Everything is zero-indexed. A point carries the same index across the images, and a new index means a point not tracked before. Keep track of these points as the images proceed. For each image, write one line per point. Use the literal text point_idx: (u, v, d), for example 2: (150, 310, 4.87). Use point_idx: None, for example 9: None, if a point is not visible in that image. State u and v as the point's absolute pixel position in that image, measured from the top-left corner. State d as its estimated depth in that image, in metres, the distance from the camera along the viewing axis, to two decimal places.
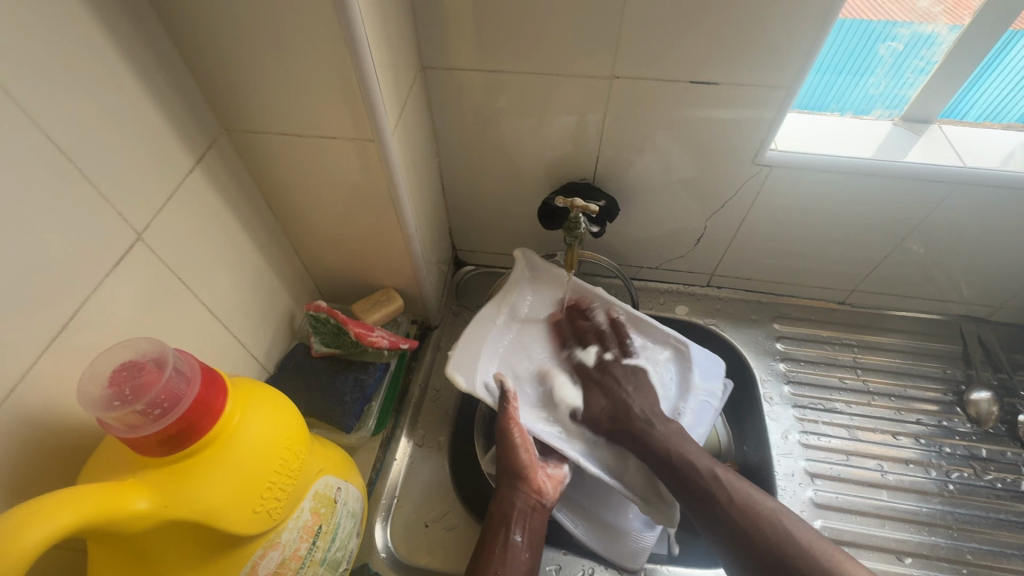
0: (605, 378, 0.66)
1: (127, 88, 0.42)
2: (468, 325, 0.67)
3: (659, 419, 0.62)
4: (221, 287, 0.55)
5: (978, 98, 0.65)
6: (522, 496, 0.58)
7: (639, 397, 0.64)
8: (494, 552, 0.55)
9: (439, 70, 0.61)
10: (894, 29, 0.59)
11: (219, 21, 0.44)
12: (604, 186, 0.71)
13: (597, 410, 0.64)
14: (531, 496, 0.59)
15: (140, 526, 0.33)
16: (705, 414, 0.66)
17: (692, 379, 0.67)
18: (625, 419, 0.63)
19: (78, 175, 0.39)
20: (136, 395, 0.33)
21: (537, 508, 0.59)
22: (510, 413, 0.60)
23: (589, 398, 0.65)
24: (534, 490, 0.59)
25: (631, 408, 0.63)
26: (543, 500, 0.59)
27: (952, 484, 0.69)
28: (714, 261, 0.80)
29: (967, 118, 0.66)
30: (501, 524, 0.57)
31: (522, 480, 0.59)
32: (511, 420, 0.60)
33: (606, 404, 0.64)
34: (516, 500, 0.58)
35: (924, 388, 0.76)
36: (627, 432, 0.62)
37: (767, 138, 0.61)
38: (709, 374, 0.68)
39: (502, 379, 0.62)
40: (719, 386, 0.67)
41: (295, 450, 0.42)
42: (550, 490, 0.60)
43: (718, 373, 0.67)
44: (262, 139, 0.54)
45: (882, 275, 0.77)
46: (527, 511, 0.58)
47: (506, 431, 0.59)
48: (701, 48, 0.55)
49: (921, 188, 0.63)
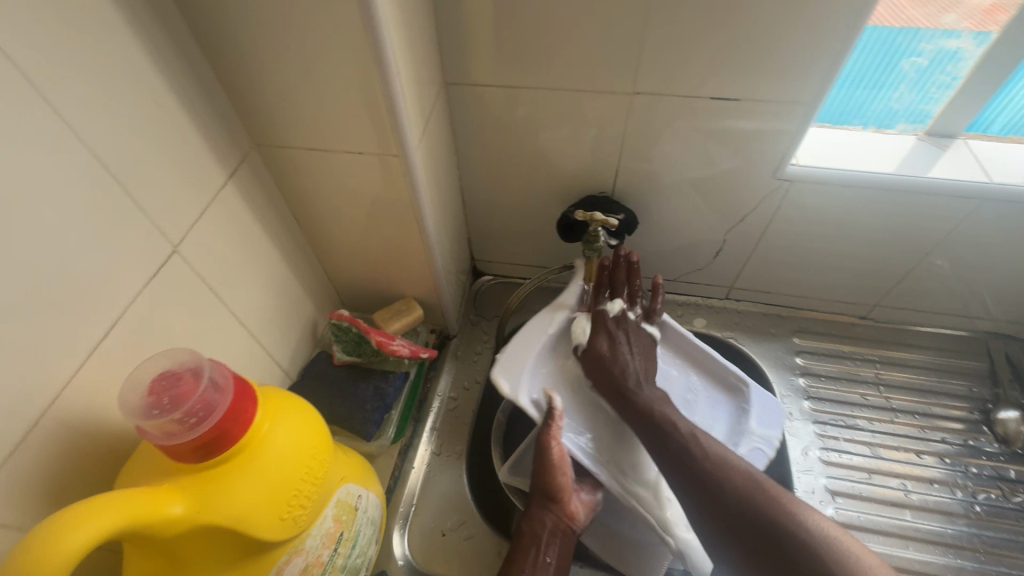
0: (619, 333, 0.64)
1: (166, 107, 0.44)
2: (521, 331, 0.66)
3: (648, 386, 0.62)
4: (249, 297, 0.57)
5: (1008, 106, 0.63)
6: (552, 517, 0.59)
7: (638, 366, 0.63)
8: (523, 570, 0.57)
9: (461, 86, 0.63)
10: (918, 44, 0.59)
11: (254, 42, 0.46)
12: (622, 199, 0.72)
13: (598, 352, 0.63)
14: (562, 520, 0.60)
15: (173, 531, 0.34)
16: (756, 460, 0.64)
17: (749, 425, 0.66)
18: (617, 377, 0.62)
19: (119, 190, 0.41)
20: (174, 404, 0.34)
21: (567, 531, 0.60)
22: (553, 431, 0.59)
23: (597, 339, 0.64)
24: (565, 514, 0.60)
25: (628, 368, 0.62)
26: (573, 527, 0.60)
27: (979, 505, 0.67)
28: (733, 274, 0.80)
29: (994, 128, 0.65)
30: (532, 541, 0.59)
31: (555, 503, 0.60)
32: (551, 440, 0.59)
33: (607, 353, 0.63)
34: (546, 520, 0.59)
35: (949, 406, 0.75)
36: (612, 388, 0.62)
37: (788, 152, 0.61)
38: (768, 421, 0.66)
39: (551, 396, 0.61)
40: (776, 435, 0.65)
41: (320, 458, 0.43)
42: (581, 517, 0.61)
43: (778, 423, 0.66)
44: (290, 154, 0.56)
45: (905, 290, 0.76)
46: (556, 533, 0.59)
47: (546, 449, 0.59)
48: (720, 65, 0.55)
49: (946, 204, 0.62)
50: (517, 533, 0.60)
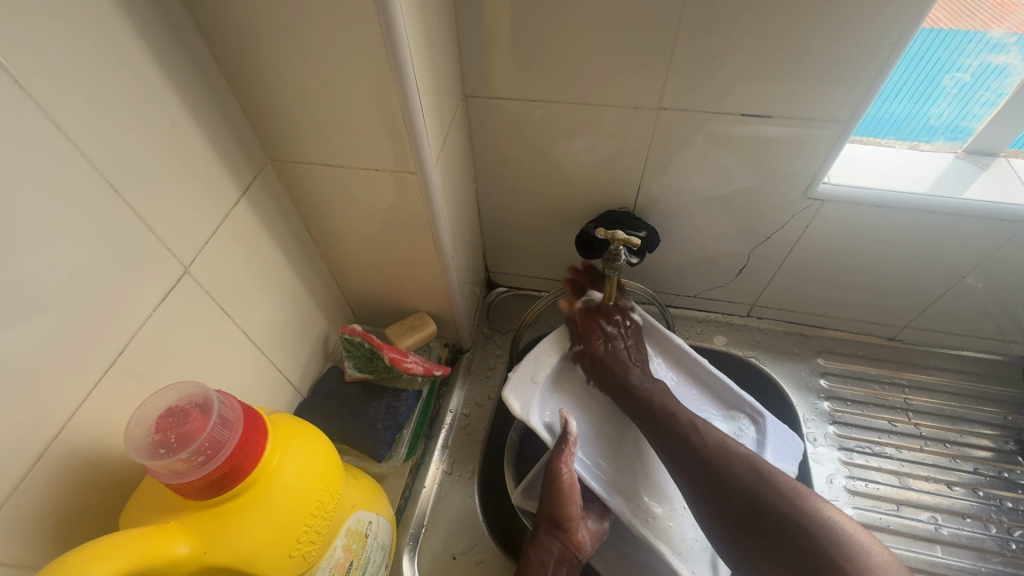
0: (610, 328, 0.67)
1: (179, 124, 0.43)
2: (532, 353, 0.66)
3: (649, 378, 0.64)
4: (260, 314, 0.56)
5: None
6: (559, 546, 0.58)
7: (637, 359, 0.66)
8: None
9: (480, 99, 0.61)
10: (962, 60, 0.56)
11: (270, 58, 0.44)
12: (643, 215, 0.69)
13: (595, 352, 0.66)
14: (569, 548, 0.58)
15: (180, 571, 0.33)
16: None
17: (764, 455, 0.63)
18: (620, 373, 0.64)
19: (130, 211, 0.40)
20: (181, 443, 0.33)
21: (571, 559, 0.58)
22: (566, 456, 0.58)
23: (592, 339, 0.66)
24: (571, 543, 0.58)
25: (628, 361, 0.65)
26: (579, 555, 0.59)
27: (1014, 543, 0.64)
28: (756, 291, 0.77)
29: None
30: (536, 569, 0.56)
31: (563, 531, 0.58)
32: (562, 463, 0.58)
33: (601, 351, 0.66)
34: (553, 548, 0.57)
35: (981, 434, 0.72)
36: (612, 382, 0.64)
37: (821, 170, 0.59)
38: (785, 455, 0.63)
39: (566, 421, 0.60)
40: (790, 470, 0.62)
41: (330, 490, 0.41)
42: (587, 546, 0.59)
43: (793, 456, 0.63)
44: (305, 169, 0.54)
45: (936, 312, 0.73)
46: (560, 560, 0.57)
47: (559, 476, 0.57)
48: (751, 81, 0.53)
49: (986, 227, 0.60)
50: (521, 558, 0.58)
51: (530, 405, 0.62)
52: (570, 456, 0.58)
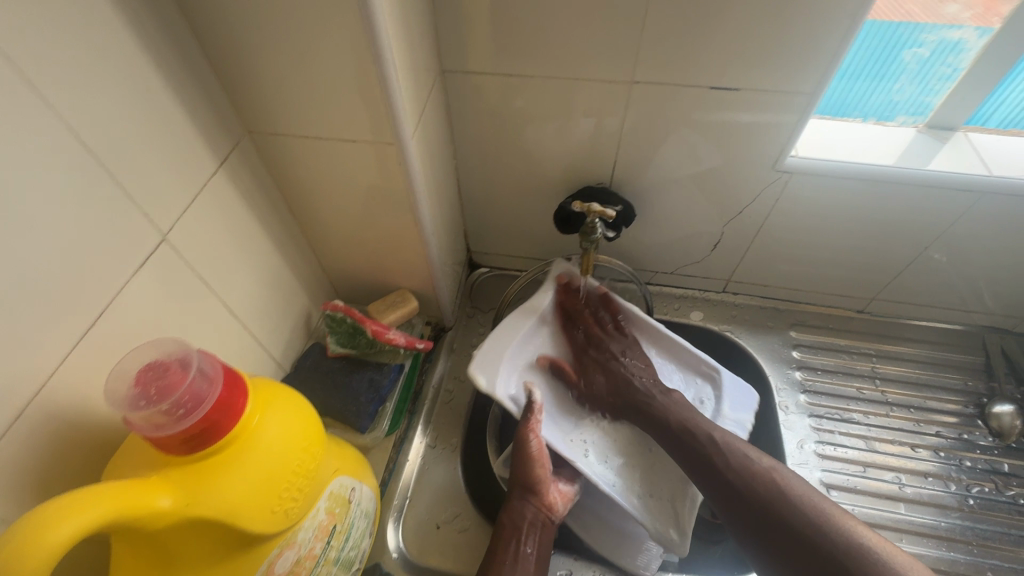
0: (603, 355, 0.69)
1: (153, 90, 0.43)
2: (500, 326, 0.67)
3: (660, 392, 0.65)
4: (240, 288, 0.56)
5: (1005, 102, 0.63)
6: (532, 509, 0.59)
7: (637, 365, 0.68)
8: (504, 563, 0.55)
9: (458, 74, 0.61)
10: (921, 35, 0.58)
11: (244, 26, 0.44)
12: (620, 190, 0.71)
13: (599, 385, 0.67)
14: (542, 511, 0.59)
15: (163, 524, 0.34)
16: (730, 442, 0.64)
17: (722, 407, 0.67)
18: (625, 393, 0.66)
19: (105, 175, 0.40)
20: (161, 395, 0.34)
21: (546, 522, 0.59)
22: (533, 424, 0.61)
23: (591, 375, 0.68)
24: (544, 505, 0.59)
25: (633, 381, 0.66)
26: (553, 517, 0.60)
27: (973, 499, 0.67)
28: (730, 267, 0.79)
29: (991, 124, 0.65)
30: (511, 534, 0.57)
31: (534, 494, 0.59)
32: (529, 430, 0.61)
33: (607, 381, 0.67)
34: (526, 511, 0.59)
35: (945, 400, 0.75)
36: (626, 403, 0.66)
37: (789, 144, 0.60)
38: (740, 405, 0.67)
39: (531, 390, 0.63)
40: (748, 419, 0.66)
41: (312, 451, 0.42)
42: (559, 507, 0.61)
43: (749, 406, 0.67)
44: (283, 142, 0.54)
45: (903, 284, 0.75)
46: (537, 525, 0.58)
47: (525, 445, 0.60)
48: (724, 53, 0.54)
49: (945, 197, 0.62)
50: (496, 525, 0.59)
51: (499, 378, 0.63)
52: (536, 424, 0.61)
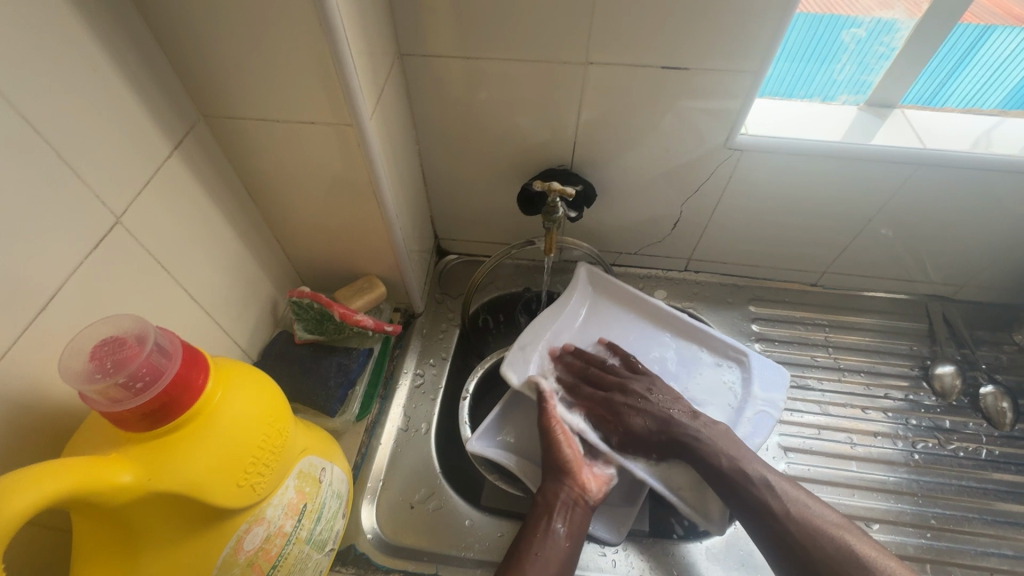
0: (631, 398, 0.66)
1: (102, 70, 0.42)
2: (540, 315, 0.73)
3: (703, 424, 0.63)
4: (202, 274, 0.55)
5: (957, 92, 0.68)
6: (566, 489, 0.60)
7: (666, 399, 0.66)
8: (534, 536, 0.57)
9: (417, 58, 0.62)
10: (856, 17, 0.62)
11: (193, 6, 0.44)
12: (581, 172, 0.73)
13: (639, 429, 0.65)
14: (574, 490, 0.60)
15: (125, 498, 0.34)
16: (763, 423, 0.66)
17: (752, 389, 0.68)
18: (668, 428, 0.63)
19: (53, 155, 0.39)
20: (117, 368, 0.34)
21: (580, 502, 0.60)
22: (551, 413, 0.65)
23: (625, 420, 0.65)
24: (577, 485, 0.61)
25: (672, 413, 0.64)
26: (587, 497, 0.61)
27: (918, 454, 0.72)
28: (691, 246, 0.82)
29: (950, 106, 0.69)
30: (544, 511, 0.59)
31: (566, 475, 0.61)
32: (551, 418, 0.65)
33: (645, 423, 0.64)
34: (560, 491, 0.60)
35: (893, 364, 0.79)
36: (672, 440, 0.63)
37: (737, 123, 0.63)
38: (769, 384, 0.68)
39: (539, 383, 0.66)
40: (779, 396, 0.67)
41: (278, 427, 0.42)
42: (594, 488, 0.62)
43: (779, 385, 0.68)
44: (240, 125, 0.54)
45: (851, 257, 0.79)
46: (570, 504, 0.59)
47: (551, 429, 0.64)
48: (674, 34, 0.56)
49: (883, 170, 0.65)
50: (532, 506, 0.61)
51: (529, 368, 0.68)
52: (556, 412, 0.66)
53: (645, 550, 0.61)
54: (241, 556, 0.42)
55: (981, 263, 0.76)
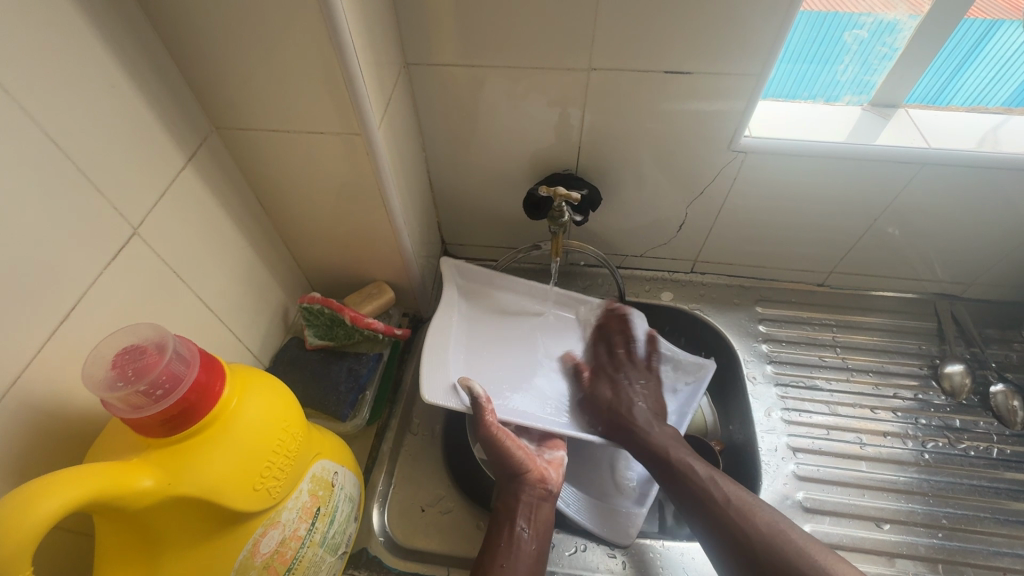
0: (618, 375, 0.69)
1: (119, 87, 0.43)
2: (425, 345, 0.65)
3: (656, 424, 0.64)
4: (215, 282, 0.57)
5: (963, 88, 0.68)
6: (525, 490, 0.59)
7: (644, 391, 0.68)
8: (498, 545, 0.56)
9: (423, 67, 0.63)
10: (858, 18, 0.62)
11: (205, 22, 0.45)
12: (586, 177, 0.73)
13: (603, 399, 0.67)
14: (537, 488, 0.59)
15: (145, 502, 0.35)
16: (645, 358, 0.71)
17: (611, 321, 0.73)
18: (625, 416, 0.65)
19: (74, 171, 0.40)
20: (138, 376, 0.35)
21: (544, 497, 0.60)
22: (488, 417, 0.59)
23: (599, 386, 0.68)
24: (538, 481, 0.60)
25: (634, 407, 0.65)
26: (549, 487, 0.60)
27: (928, 453, 0.71)
28: (696, 248, 0.82)
29: (953, 104, 0.69)
30: (507, 517, 0.58)
31: (524, 476, 0.59)
32: (490, 425, 0.59)
33: (611, 397, 0.67)
34: (521, 494, 0.59)
35: (901, 363, 0.79)
36: (623, 427, 0.64)
37: (741, 127, 0.63)
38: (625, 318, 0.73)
39: (471, 385, 0.60)
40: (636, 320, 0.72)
41: (292, 432, 0.43)
42: (553, 475, 0.61)
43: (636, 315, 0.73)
44: (251, 137, 0.55)
45: (858, 256, 0.79)
46: (534, 504, 0.59)
47: (495, 438, 0.59)
48: (677, 39, 0.57)
49: (888, 171, 0.66)
50: (494, 510, 0.60)
51: (444, 384, 0.62)
52: (492, 415, 0.59)
53: (650, 551, 0.63)
54: (258, 559, 0.43)
55: (991, 260, 0.76)
